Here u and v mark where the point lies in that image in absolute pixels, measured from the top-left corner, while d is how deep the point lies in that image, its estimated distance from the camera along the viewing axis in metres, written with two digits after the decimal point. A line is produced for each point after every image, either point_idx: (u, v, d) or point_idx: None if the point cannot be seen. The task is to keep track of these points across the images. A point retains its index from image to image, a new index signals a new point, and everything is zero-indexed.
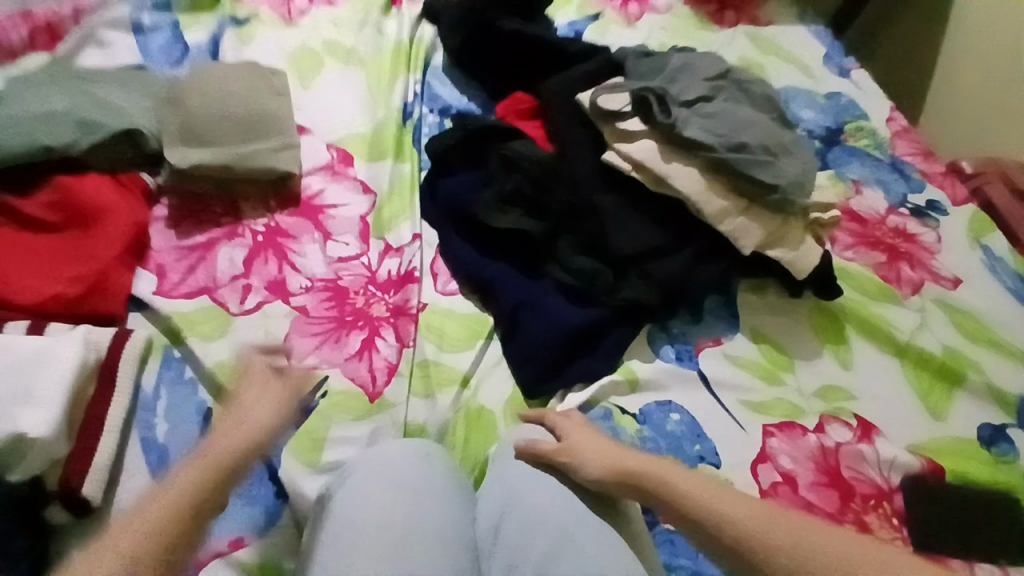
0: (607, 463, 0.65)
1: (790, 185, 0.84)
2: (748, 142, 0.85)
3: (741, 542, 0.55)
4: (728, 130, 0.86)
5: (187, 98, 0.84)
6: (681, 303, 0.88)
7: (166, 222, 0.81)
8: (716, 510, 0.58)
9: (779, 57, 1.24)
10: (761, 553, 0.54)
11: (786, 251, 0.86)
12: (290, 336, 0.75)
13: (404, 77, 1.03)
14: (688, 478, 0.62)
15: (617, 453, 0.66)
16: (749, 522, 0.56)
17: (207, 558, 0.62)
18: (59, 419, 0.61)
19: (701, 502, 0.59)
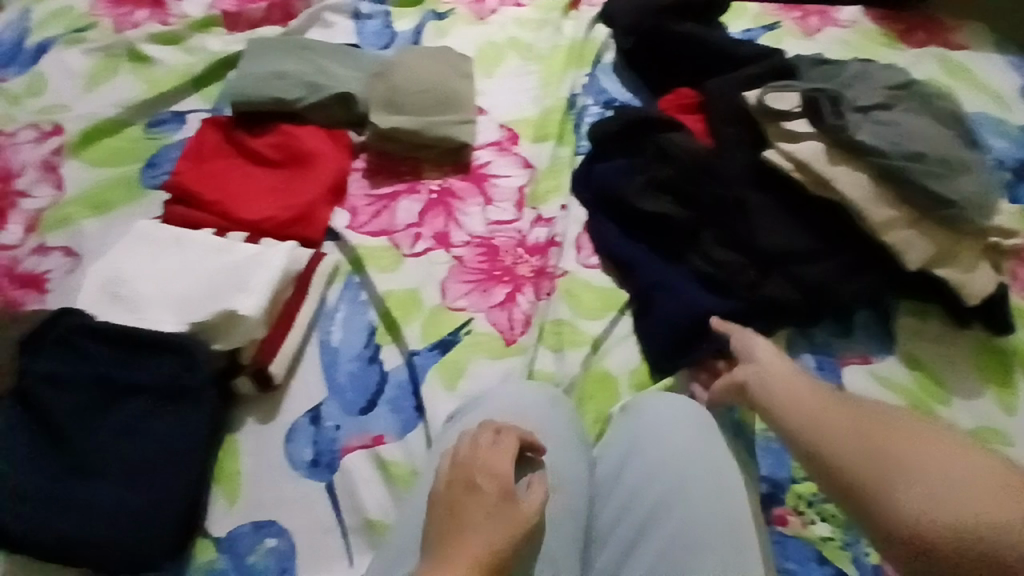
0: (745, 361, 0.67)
1: (968, 202, 0.81)
2: (926, 155, 0.82)
3: (826, 450, 0.55)
4: (905, 137, 0.84)
5: (392, 73, 0.98)
6: (826, 313, 0.85)
7: (362, 173, 0.95)
8: (798, 407, 0.59)
9: (973, 82, 1.15)
10: (829, 447, 0.55)
11: (955, 273, 0.82)
12: (447, 280, 0.85)
13: (574, 71, 1.10)
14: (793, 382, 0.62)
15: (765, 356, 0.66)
16: (813, 413, 0.58)
17: (353, 447, 0.72)
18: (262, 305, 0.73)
19: (777, 395, 0.62)
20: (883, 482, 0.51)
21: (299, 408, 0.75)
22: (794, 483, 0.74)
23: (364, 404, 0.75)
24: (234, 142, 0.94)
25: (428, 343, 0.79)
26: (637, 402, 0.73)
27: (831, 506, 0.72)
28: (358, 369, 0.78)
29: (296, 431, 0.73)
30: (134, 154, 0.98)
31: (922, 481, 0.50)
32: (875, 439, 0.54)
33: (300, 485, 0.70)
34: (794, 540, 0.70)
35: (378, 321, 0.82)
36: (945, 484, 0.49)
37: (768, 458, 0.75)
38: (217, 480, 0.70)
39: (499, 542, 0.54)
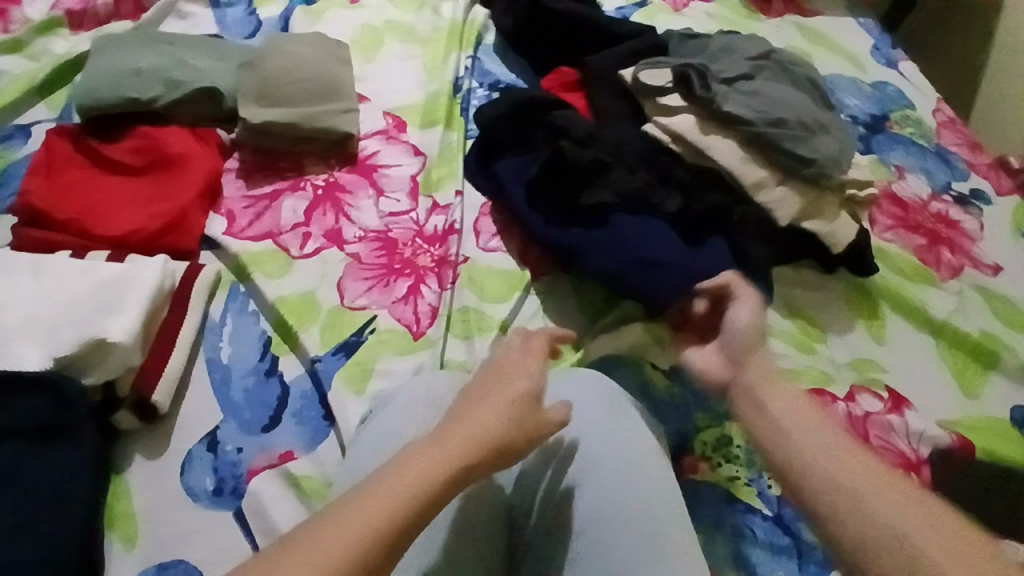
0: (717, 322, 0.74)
1: (826, 158, 0.88)
2: (786, 120, 0.89)
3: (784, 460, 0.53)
4: (768, 105, 0.90)
5: (261, 63, 0.91)
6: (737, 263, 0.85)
7: (236, 173, 0.89)
8: (794, 443, 0.54)
9: (825, 46, 1.25)
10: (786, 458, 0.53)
11: (821, 227, 0.89)
12: (344, 279, 0.81)
13: (457, 53, 1.08)
14: (783, 400, 0.57)
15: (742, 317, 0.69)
16: (785, 426, 0.55)
17: (260, 467, 0.68)
18: (135, 328, 0.66)
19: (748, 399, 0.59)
20: (831, 509, 0.49)
21: (194, 434, 0.69)
22: (699, 433, 0.77)
23: (266, 421, 0.70)
24: (86, 151, 0.84)
25: (329, 347, 0.76)
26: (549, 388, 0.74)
27: (735, 449, 0.76)
28: (255, 385, 0.73)
29: (193, 460, 0.67)
30: None
31: (916, 554, 0.45)
32: (869, 490, 0.49)
33: (202, 516, 0.65)
34: (704, 487, 0.73)
35: (272, 331, 0.77)
36: (886, 520, 0.47)
37: (675, 414, 0.77)
38: (110, 524, 0.63)
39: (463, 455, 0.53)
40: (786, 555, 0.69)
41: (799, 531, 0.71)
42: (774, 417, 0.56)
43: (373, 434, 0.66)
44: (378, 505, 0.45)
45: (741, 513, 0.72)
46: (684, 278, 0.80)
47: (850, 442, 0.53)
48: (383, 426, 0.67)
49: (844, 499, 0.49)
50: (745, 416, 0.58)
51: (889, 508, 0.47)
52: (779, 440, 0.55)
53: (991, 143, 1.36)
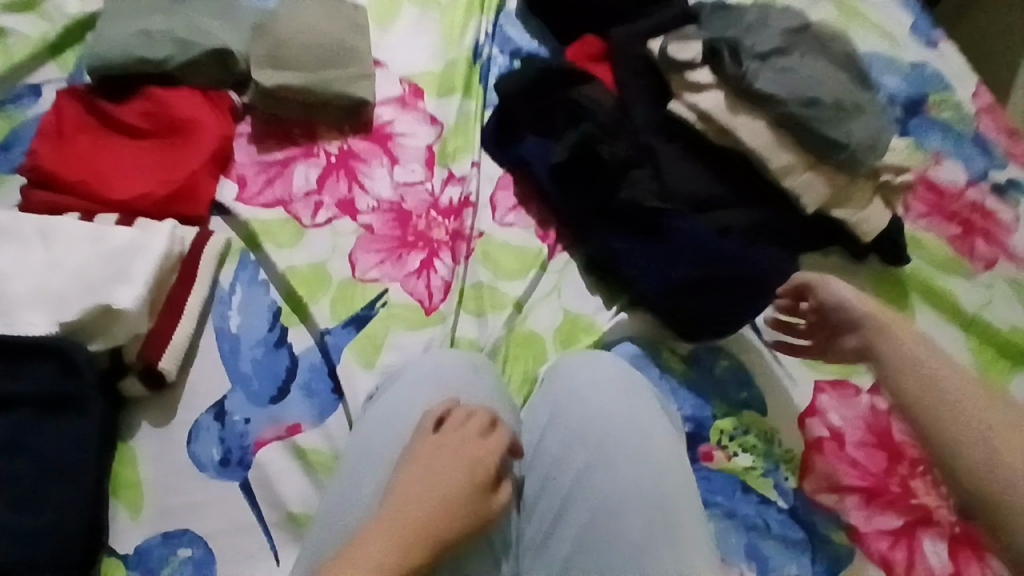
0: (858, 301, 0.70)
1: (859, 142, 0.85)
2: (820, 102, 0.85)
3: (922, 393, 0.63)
4: (802, 84, 0.86)
5: (272, 26, 0.88)
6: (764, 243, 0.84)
7: (248, 139, 0.86)
8: (927, 369, 0.65)
9: (861, 23, 1.20)
10: (926, 394, 0.63)
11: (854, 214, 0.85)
12: (355, 251, 0.79)
13: (477, 20, 1.04)
14: (910, 336, 0.67)
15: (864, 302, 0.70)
16: (916, 360, 0.66)
17: (267, 439, 0.67)
18: (143, 296, 0.66)
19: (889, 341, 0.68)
20: (937, 417, 0.62)
21: (202, 404, 0.68)
22: (715, 420, 0.75)
23: (274, 393, 0.69)
24: (97, 114, 0.82)
25: (340, 320, 0.74)
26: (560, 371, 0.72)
27: (751, 438, 0.74)
28: (263, 355, 0.72)
29: (199, 430, 0.66)
30: None
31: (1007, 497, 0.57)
32: (996, 442, 0.59)
33: (211, 486, 0.64)
34: (719, 474, 0.71)
35: (282, 301, 0.75)
36: (987, 448, 0.59)
37: (691, 399, 0.76)
38: (115, 492, 0.63)
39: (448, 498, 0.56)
40: (799, 547, 0.68)
41: (815, 526, 0.69)
42: (900, 350, 0.67)
43: (382, 412, 0.66)
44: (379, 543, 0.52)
45: (755, 504, 0.70)
46: (695, 258, 0.79)
47: (969, 381, 0.64)
48: (391, 404, 0.66)
49: (974, 437, 0.60)
50: (886, 355, 0.67)
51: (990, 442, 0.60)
52: (909, 368, 0.65)
53: None
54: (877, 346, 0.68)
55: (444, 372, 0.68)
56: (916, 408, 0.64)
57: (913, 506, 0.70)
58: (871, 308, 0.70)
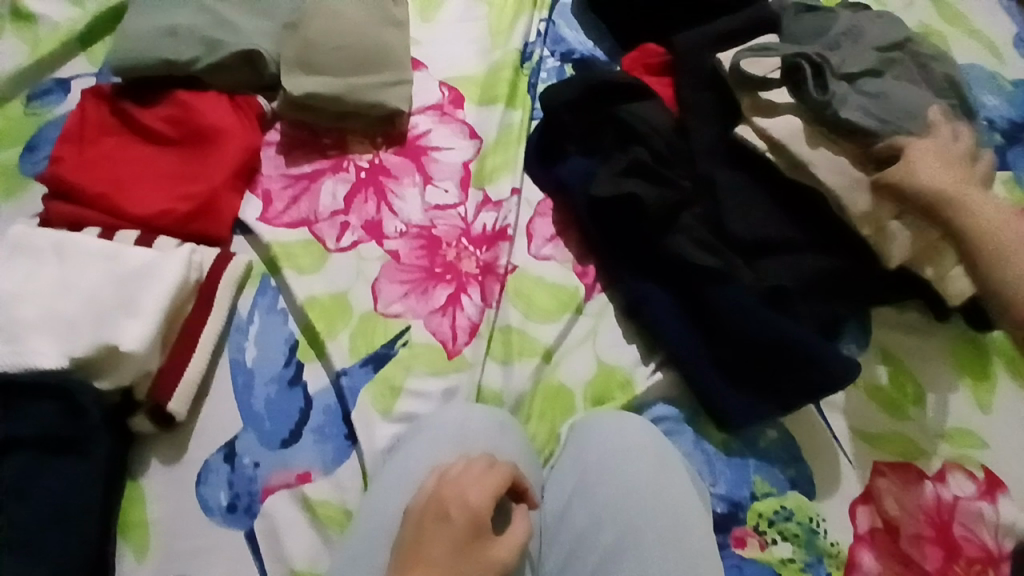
0: (935, 180, 0.68)
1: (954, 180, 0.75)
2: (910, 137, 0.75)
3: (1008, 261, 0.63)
4: (897, 111, 0.75)
5: (305, 24, 0.81)
6: (834, 303, 0.77)
7: (276, 148, 0.81)
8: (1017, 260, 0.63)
9: (965, 29, 1.06)
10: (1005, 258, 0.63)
11: (927, 148, 0.71)
12: (379, 281, 0.75)
13: (529, 15, 0.95)
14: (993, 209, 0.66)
15: (945, 175, 0.68)
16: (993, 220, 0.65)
17: (276, 487, 0.64)
18: (153, 335, 0.62)
19: (957, 205, 0.67)
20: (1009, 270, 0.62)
21: (212, 443, 0.66)
22: (754, 500, 0.69)
23: (285, 436, 0.67)
24: (122, 116, 0.78)
25: (358, 359, 0.70)
26: (588, 430, 0.66)
27: (793, 525, 0.68)
28: (277, 393, 0.69)
29: (209, 471, 0.64)
30: (9, 136, 0.80)
31: None
32: None
33: (215, 533, 0.62)
34: (752, 565, 0.65)
35: (299, 334, 0.72)
36: None
37: (729, 475, 0.70)
38: (122, 532, 0.61)
39: None
40: None
41: None
42: (977, 217, 0.66)
43: (398, 471, 0.62)
44: None
45: None
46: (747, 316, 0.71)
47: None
48: (406, 462, 0.63)
49: None
50: (956, 212, 0.67)
51: None
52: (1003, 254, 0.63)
53: None
54: (953, 211, 0.67)
55: (468, 426, 0.64)
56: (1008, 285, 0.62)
57: None
58: (943, 190, 0.67)
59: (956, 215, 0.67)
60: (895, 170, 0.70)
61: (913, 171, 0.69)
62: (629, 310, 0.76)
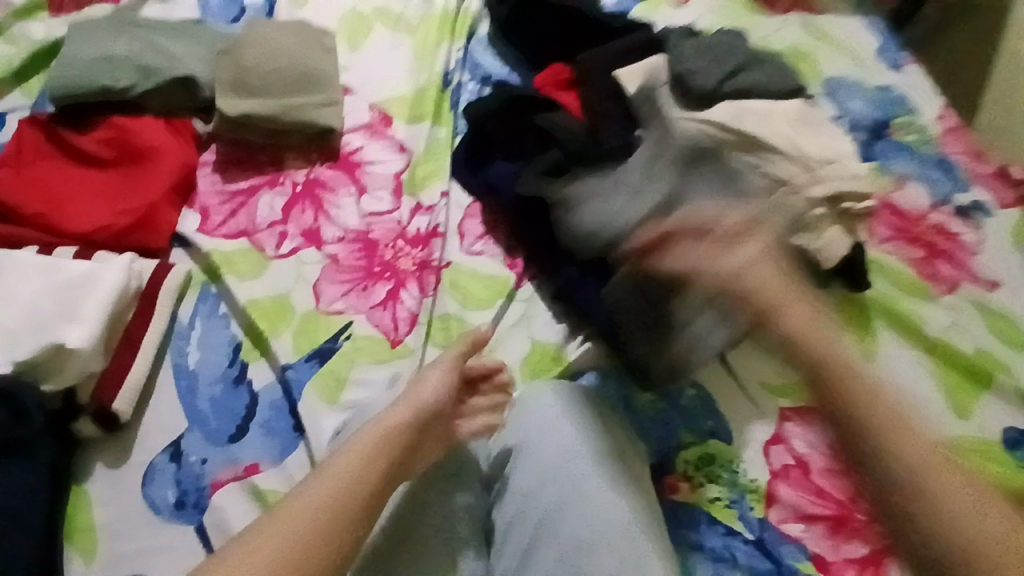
0: (760, 280, 0.64)
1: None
2: (770, 136, 0.88)
3: (865, 427, 0.56)
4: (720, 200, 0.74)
5: (239, 49, 0.87)
6: None
7: (212, 167, 0.85)
8: (870, 414, 0.57)
9: (833, 47, 1.23)
10: (883, 438, 0.55)
11: (758, 247, 0.65)
12: (320, 282, 0.78)
13: (449, 44, 1.04)
14: (833, 337, 0.61)
15: (787, 293, 0.63)
16: (886, 414, 0.56)
17: (224, 480, 0.65)
18: (98, 334, 0.64)
19: (810, 344, 0.61)
20: (908, 503, 0.53)
21: (158, 444, 0.66)
22: (680, 450, 0.76)
23: (232, 432, 0.68)
24: (56, 141, 0.80)
25: (302, 354, 0.73)
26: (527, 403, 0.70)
27: (716, 468, 0.75)
28: (222, 393, 0.70)
29: (155, 471, 0.65)
30: None
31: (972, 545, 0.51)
32: (944, 496, 0.53)
33: (163, 530, 0.62)
34: (685, 508, 0.72)
35: (242, 335, 0.74)
36: (952, 503, 0.52)
37: (659, 431, 0.77)
38: (69, 537, 0.61)
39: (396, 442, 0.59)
40: None
41: (781, 556, 0.70)
42: (801, 333, 0.61)
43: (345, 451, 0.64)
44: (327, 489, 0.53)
45: (721, 536, 0.71)
46: None
47: (940, 452, 0.55)
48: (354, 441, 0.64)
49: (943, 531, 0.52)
50: (793, 335, 0.61)
51: (957, 507, 0.52)
52: (841, 387, 0.58)
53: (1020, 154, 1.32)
54: (805, 351, 0.61)
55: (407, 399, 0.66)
56: (909, 495, 0.53)
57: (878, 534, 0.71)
58: (805, 328, 0.62)
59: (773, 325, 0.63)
60: (707, 254, 0.65)
61: (725, 263, 0.64)
62: (559, 294, 0.83)
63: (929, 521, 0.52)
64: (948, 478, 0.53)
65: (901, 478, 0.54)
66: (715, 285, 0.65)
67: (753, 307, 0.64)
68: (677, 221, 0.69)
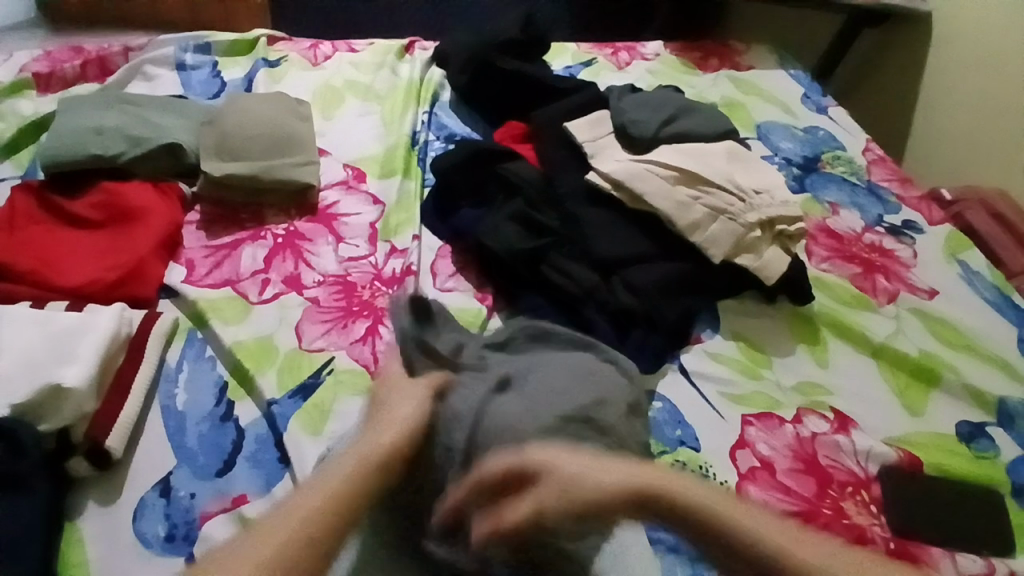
0: (608, 481, 0.56)
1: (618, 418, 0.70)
2: (707, 171, 0.98)
3: (769, 553, 0.52)
4: (540, 403, 0.67)
5: (222, 119, 0.96)
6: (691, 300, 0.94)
7: (197, 225, 0.91)
8: (773, 542, 0.53)
9: (760, 97, 1.37)
10: (785, 554, 0.52)
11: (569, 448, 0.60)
12: (302, 323, 0.83)
13: (414, 109, 1.14)
14: (694, 482, 0.57)
15: (615, 467, 0.57)
16: (767, 530, 0.53)
17: (213, 512, 0.67)
18: (90, 375, 0.68)
19: (673, 499, 0.55)
20: None
21: (147, 480, 0.68)
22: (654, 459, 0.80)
23: (220, 466, 0.70)
24: (49, 207, 0.86)
25: (286, 390, 0.76)
26: (491, 405, 0.67)
27: (688, 473, 0.79)
28: (210, 430, 0.73)
29: (145, 507, 0.67)
30: None
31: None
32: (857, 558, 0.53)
33: (154, 564, 0.63)
34: None
35: (229, 375, 0.77)
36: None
37: None
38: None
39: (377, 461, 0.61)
40: None
41: None
42: (680, 492, 0.55)
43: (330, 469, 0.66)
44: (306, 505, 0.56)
45: None
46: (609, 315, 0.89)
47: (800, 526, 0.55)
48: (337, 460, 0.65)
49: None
50: (667, 516, 0.55)
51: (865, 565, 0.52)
52: (737, 545, 0.53)
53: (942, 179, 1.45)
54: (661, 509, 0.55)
55: (387, 401, 0.69)
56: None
57: (847, 527, 0.78)
58: (630, 483, 0.56)
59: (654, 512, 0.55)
60: (548, 483, 0.57)
61: (561, 468, 0.57)
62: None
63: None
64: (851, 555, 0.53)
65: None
66: (569, 500, 0.56)
67: (624, 507, 0.55)
68: (555, 494, 0.56)
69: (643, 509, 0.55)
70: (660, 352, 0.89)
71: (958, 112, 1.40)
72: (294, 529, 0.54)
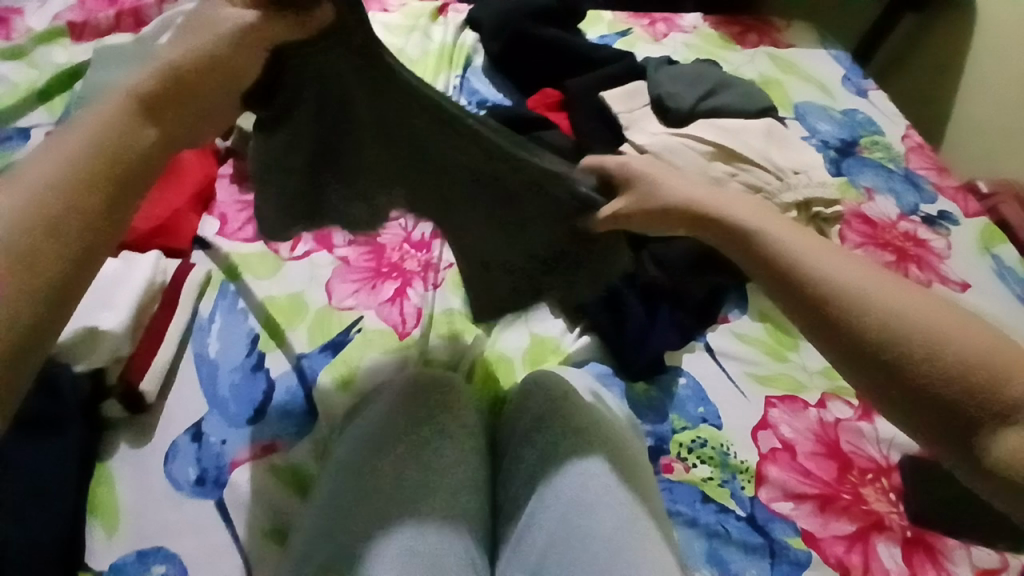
0: (676, 194, 0.61)
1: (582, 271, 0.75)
2: (743, 149, 0.96)
3: (818, 282, 0.51)
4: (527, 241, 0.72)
5: None
6: (719, 279, 0.94)
7: (230, 180, 0.91)
8: (821, 271, 0.51)
9: (799, 76, 1.34)
10: (827, 288, 0.50)
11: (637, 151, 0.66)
12: (332, 281, 0.83)
13: (447, 73, 1.13)
14: (765, 216, 0.57)
15: (688, 186, 0.62)
16: (828, 270, 0.51)
17: (242, 459, 0.69)
18: (69, 338, 0.66)
19: (723, 211, 0.59)
20: (877, 337, 0.47)
21: (178, 427, 0.70)
22: (675, 434, 0.80)
23: (250, 415, 0.72)
24: None
25: (316, 345, 0.78)
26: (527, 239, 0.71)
27: (708, 450, 0.79)
28: (241, 379, 0.74)
29: (177, 451, 0.68)
30: None
31: (983, 375, 0.44)
32: (914, 313, 0.47)
33: (186, 506, 0.65)
34: (680, 485, 0.76)
35: (260, 328, 0.78)
36: (907, 328, 0.47)
37: (652, 416, 0.81)
38: (92, 511, 0.64)
39: (156, 86, 0.48)
40: (758, 552, 0.72)
41: (771, 531, 0.74)
42: (743, 221, 0.57)
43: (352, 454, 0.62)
44: (68, 154, 0.45)
45: (715, 513, 0.74)
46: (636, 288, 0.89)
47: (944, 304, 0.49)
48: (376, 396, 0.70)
49: (932, 355, 0.45)
50: (718, 233, 0.59)
51: (913, 318, 0.47)
52: (781, 260, 0.54)
53: (979, 171, 1.42)
54: (715, 222, 0.59)
55: (195, 19, 0.52)
56: (827, 323, 0.50)
57: (864, 512, 0.77)
58: (689, 202, 0.60)
59: (714, 226, 0.59)
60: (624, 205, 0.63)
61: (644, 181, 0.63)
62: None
63: (901, 355, 0.46)
64: (920, 316, 0.47)
65: (865, 322, 0.48)
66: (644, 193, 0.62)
67: (679, 215, 0.61)
68: (639, 202, 0.62)
69: (700, 228, 0.60)
70: (686, 328, 0.88)
71: (1001, 102, 1.36)
72: (53, 184, 0.43)
